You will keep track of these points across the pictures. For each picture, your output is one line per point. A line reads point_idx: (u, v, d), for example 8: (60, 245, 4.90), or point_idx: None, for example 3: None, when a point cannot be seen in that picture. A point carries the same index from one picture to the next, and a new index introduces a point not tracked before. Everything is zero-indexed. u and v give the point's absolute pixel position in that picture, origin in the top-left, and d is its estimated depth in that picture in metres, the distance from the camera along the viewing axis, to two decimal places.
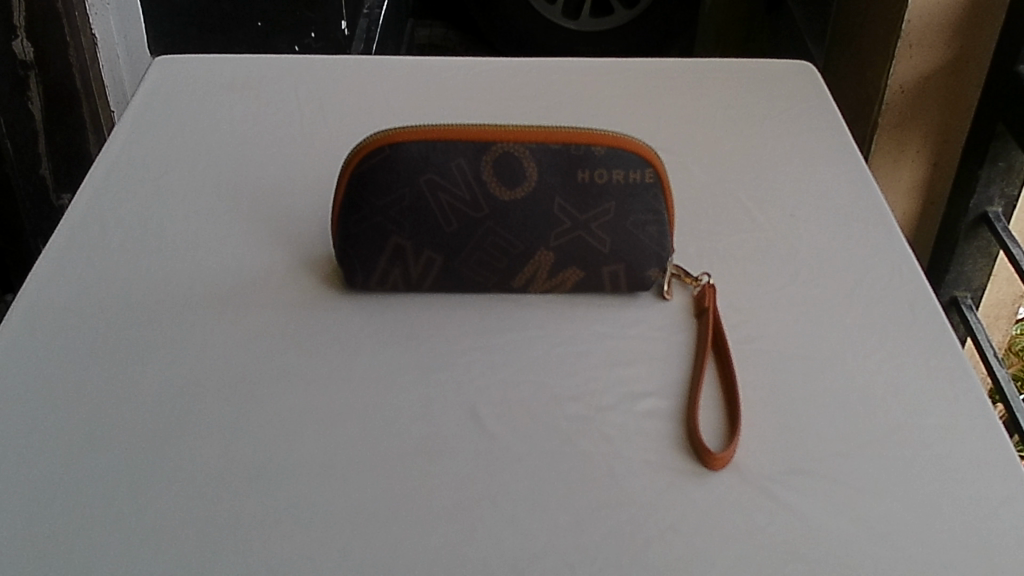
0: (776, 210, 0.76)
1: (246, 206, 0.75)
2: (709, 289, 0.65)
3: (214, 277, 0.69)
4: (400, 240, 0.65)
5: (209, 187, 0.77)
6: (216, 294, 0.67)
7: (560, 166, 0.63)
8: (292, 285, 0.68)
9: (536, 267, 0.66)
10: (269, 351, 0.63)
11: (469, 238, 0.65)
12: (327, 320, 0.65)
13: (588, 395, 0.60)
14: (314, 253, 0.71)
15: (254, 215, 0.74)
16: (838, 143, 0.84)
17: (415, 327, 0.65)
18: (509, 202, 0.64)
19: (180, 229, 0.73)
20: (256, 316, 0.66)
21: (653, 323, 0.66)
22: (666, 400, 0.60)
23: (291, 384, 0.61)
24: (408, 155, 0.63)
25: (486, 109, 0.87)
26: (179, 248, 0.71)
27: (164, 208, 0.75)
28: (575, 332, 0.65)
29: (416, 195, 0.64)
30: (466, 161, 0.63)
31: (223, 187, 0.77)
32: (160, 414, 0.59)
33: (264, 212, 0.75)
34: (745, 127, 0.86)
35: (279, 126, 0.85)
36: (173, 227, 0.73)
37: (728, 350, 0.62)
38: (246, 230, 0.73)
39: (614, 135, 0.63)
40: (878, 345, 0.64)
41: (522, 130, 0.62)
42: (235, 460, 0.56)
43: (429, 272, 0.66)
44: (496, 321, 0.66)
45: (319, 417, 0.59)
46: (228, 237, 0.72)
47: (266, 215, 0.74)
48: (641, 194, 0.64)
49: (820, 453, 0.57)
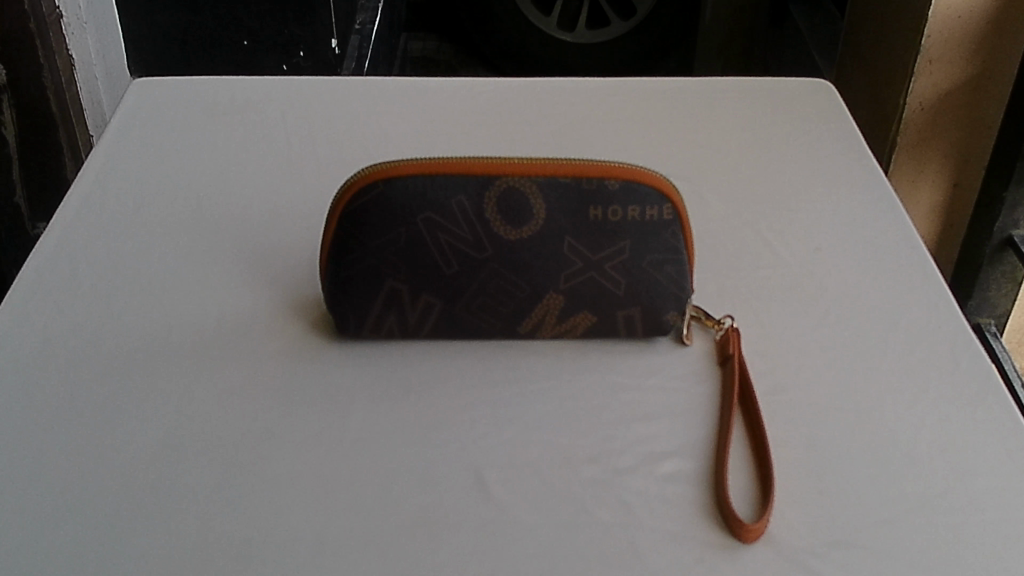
0: (800, 242, 0.70)
1: (228, 242, 0.70)
2: (734, 334, 0.60)
3: (195, 321, 0.63)
4: (396, 284, 0.59)
5: (190, 220, 0.72)
6: (198, 339, 0.62)
7: (571, 202, 0.58)
8: (278, 330, 0.62)
9: (545, 311, 0.60)
10: (254, 407, 0.57)
11: (471, 282, 0.59)
12: (317, 370, 0.60)
13: (604, 457, 0.55)
14: (302, 294, 0.65)
15: (238, 252, 0.69)
16: (865, 169, 0.79)
17: (414, 378, 0.59)
18: (515, 242, 0.58)
19: (156, 269, 0.67)
20: (239, 366, 0.60)
21: (673, 372, 0.60)
22: (691, 462, 0.54)
23: (277, 445, 0.55)
24: (404, 192, 0.58)
25: (486, 135, 0.82)
26: (158, 289, 0.65)
27: (140, 245, 0.69)
28: (589, 383, 0.59)
29: (412, 235, 0.58)
30: (468, 197, 0.57)
31: (204, 222, 0.72)
32: (132, 482, 0.53)
33: (248, 249, 0.69)
34: (764, 151, 0.81)
35: (266, 155, 0.79)
36: (151, 266, 0.67)
37: (756, 404, 0.57)
38: (229, 271, 0.67)
39: (629, 168, 0.58)
40: (918, 395, 0.59)
41: (528, 163, 0.57)
42: (216, 534, 0.51)
43: (428, 318, 0.60)
44: (501, 371, 0.60)
45: (307, 485, 0.53)
46: (210, 278, 0.66)
47: (250, 253, 0.69)
48: (659, 233, 0.59)
49: (861, 522, 0.51)
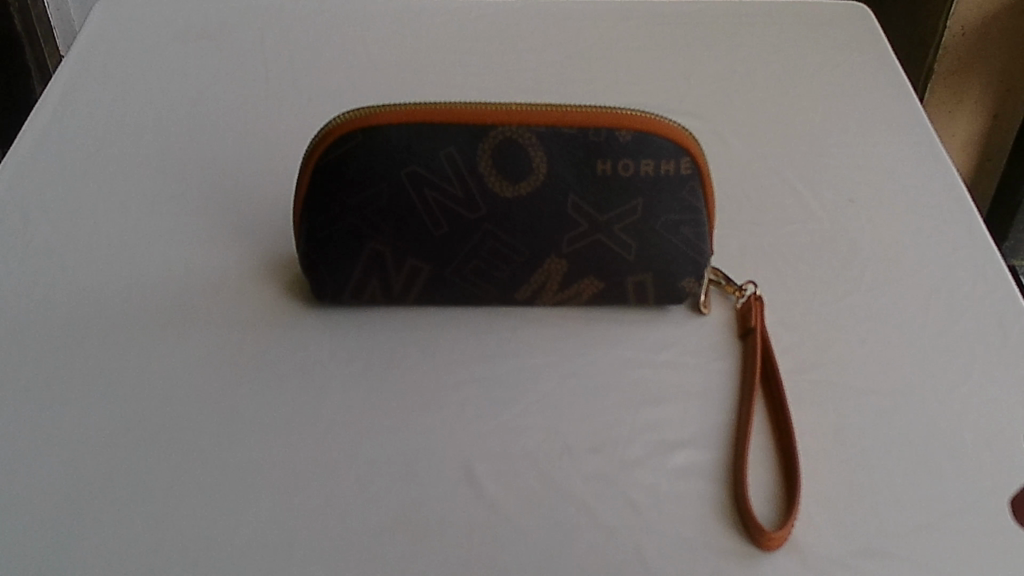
0: (832, 193, 0.63)
1: (198, 187, 0.63)
2: (757, 304, 0.54)
3: (157, 278, 0.56)
4: (378, 247, 0.53)
5: (156, 159, 0.65)
6: (160, 299, 0.55)
7: (576, 155, 0.51)
8: (248, 292, 0.56)
9: (546, 277, 0.54)
10: (218, 381, 0.51)
11: (462, 244, 0.53)
12: (290, 340, 0.53)
13: (610, 447, 0.49)
14: (277, 251, 0.58)
15: (208, 198, 0.62)
16: (905, 108, 0.71)
17: (398, 352, 0.53)
18: (511, 201, 0.51)
19: (115, 216, 0.60)
20: (205, 333, 0.54)
21: (687, 346, 0.54)
22: (707, 454, 0.49)
23: (244, 429, 0.49)
24: (385, 144, 0.51)
25: (485, 67, 0.75)
26: (117, 240, 0.59)
27: (99, 188, 0.62)
28: (595, 359, 0.53)
29: (396, 192, 0.51)
30: (458, 150, 0.51)
31: (172, 161, 0.65)
32: (79, 468, 0.47)
33: (218, 196, 0.62)
34: (792, 87, 0.73)
35: (242, 84, 0.72)
36: (111, 211, 0.61)
37: (781, 386, 0.51)
38: (195, 219, 0.60)
39: (642, 117, 0.51)
40: (962, 375, 0.52)
41: (528, 111, 0.50)
42: (170, 533, 0.45)
43: (414, 283, 0.54)
44: (497, 344, 0.54)
45: (277, 476, 0.47)
46: (176, 228, 0.60)
47: (221, 200, 0.62)
48: (675, 190, 0.52)
49: (899, 526, 0.46)
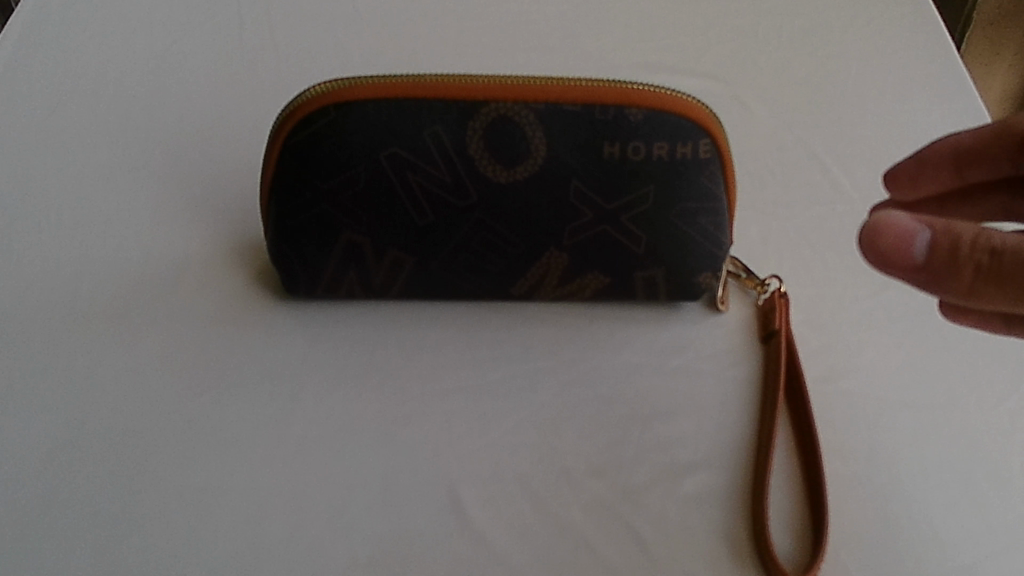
0: (866, 169, 0.57)
1: (162, 150, 0.56)
2: (781, 301, 0.48)
3: (114, 259, 0.50)
4: (355, 237, 0.47)
5: (117, 118, 0.58)
6: (116, 285, 0.49)
7: (579, 136, 0.44)
8: (213, 275, 0.50)
9: (545, 270, 0.48)
10: (177, 380, 0.45)
11: (451, 235, 0.47)
12: (258, 336, 0.48)
13: (616, 468, 0.43)
14: (249, 228, 0.52)
15: (174, 163, 0.55)
16: (945, 72, 0.64)
17: (379, 354, 0.47)
18: (506, 187, 0.45)
19: (69, 183, 0.54)
20: (164, 322, 0.47)
21: (702, 350, 0.48)
22: (723, 475, 0.43)
23: (205, 437, 0.44)
24: (362, 122, 0.44)
25: (485, 17, 0.68)
26: (71, 213, 0.52)
27: (52, 150, 0.56)
28: (600, 363, 0.48)
29: (375, 176, 0.45)
30: (446, 129, 0.44)
31: (135, 120, 0.58)
32: (17, 484, 0.42)
33: (185, 161, 0.56)
34: (821, 46, 0.67)
35: (214, 36, 0.65)
36: (64, 178, 0.54)
37: (807, 398, 0.46)
38: (157, 188, 0.54)
39: (656, 93, 0.44)
40: (1010, 387, 0.47)
41: (525, 85, 0.44)
42: (117, 567, 0.39)
43: (397, 276, 0.48)
44: (490, 345, 0.48)
45: (240, 495, 0.42)
46: (137, 198, 0.53)
47: (188, 167, 0.55)
48: (691, 176, 0.46)
49: (939, 566, 0.40)
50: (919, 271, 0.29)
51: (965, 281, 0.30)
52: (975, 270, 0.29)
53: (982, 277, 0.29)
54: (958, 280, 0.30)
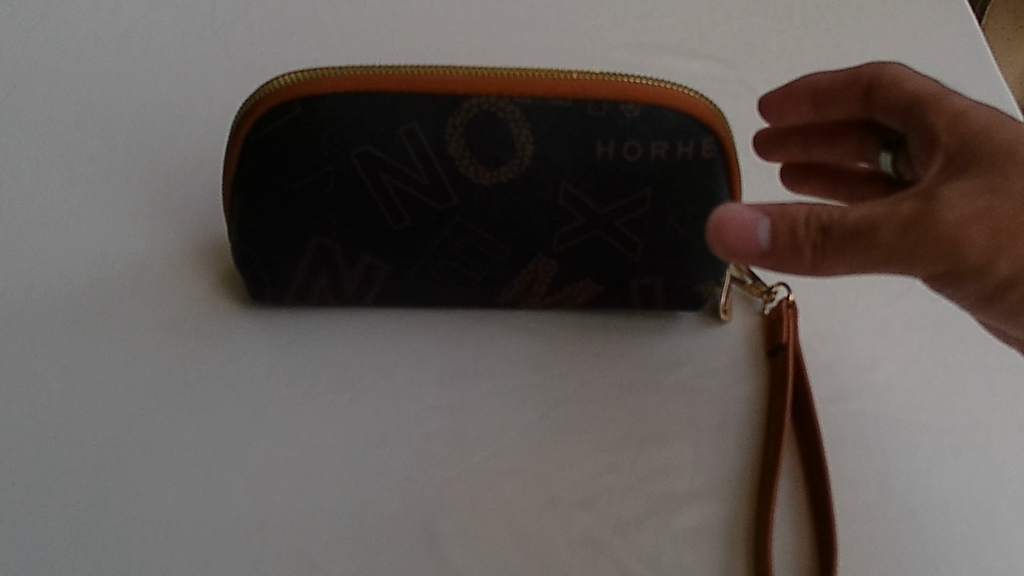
0: None
1: (127, 133, 0.52)
2: (789, 312, 0.44)
3: (68, 250, 0.46)
4: (326, 242, 0.43)
5: (81, 98, 0.54)
6: (69, 279, 0.45)
7: (570, 134, 0.40)
8: (174, 272, 0.46)
9: (533, 278, 0.45)
10: (133, 390, 0.42)
11: (430, 239, 0.43)
12: (222, 344, 0.44)
13: (605, 498, 0.40)
14: (216, 219, 0.48)
15: (140, 148, 0.52)
16: (967, 64, 0.60)
17: (352, 368, 0.44)
18: (489, 190, 0.41)
19: (24, 167, 0.50)
20: (121, 323, 0.44)
21: (702, 365, 0.45)
22: (722, 509, 0.40)
23: (162, 455, 0.40)
24: (331, 119, 0.40)
25: None
26: (25, 199, 0.48)
27: (8, 130, 0.52)
28: (590, 378, 0.44)
29: (345, 178, 0.41)
30: (423, 127, 0.40)
31: (99, 101, 0.54)
32: None
33: (151, 146, 0.52)
34: (836, 29, 0.62)
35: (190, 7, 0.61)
36: (20, 162, 0.50)
37: (815, 423, 0.42)
38: (119, 174, 0.50)
39: (655, 88, 0.40)
40: None
41: (510, 78, 0.39)
42: None
43: (372, 283, 0.45)
44: (472, 357, 0.45)
45: (196, 522, 0.39)
46: (97, 185, 0.49)
47: (154, 151, 0.51)
48: (694, 178, 0.41)
49: None
50: (766, 255, 0.34)
51: (806, 258, 0.34)
52: (812, 248, 0.33)
53: (818, 253, 0.33)
54: (801, 258, 0.34)
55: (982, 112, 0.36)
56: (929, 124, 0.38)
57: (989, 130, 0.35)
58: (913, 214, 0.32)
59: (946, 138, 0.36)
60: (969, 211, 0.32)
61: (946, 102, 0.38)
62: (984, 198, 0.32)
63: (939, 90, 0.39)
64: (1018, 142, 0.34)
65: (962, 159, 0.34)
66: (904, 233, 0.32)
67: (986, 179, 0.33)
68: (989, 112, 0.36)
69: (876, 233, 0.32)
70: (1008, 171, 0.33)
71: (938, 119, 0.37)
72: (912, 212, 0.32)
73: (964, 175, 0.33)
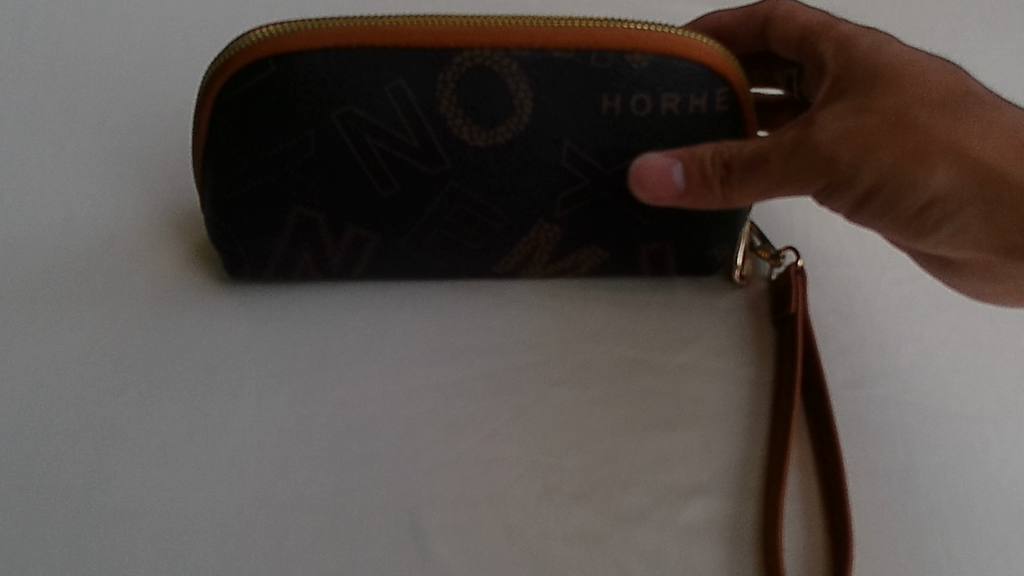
0: None
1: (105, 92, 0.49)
2: (797, 277, 0.41)
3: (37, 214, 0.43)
4: (307, 212, 0.40)
5: (57, 52, 0.51)
6: (38, 244, 0.42)
7: (574, 89, 0.37)
8: (150, 239, 0.43)
9: (534, 245, 0.42)
10: (105, 363, 0.39)
11: (421, 207, 0.40)
12: (200, 316, 0.41)
13: (605, 486, 0.37)
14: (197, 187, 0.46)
15: (119, 108, 0.48)
16: None
17: (338, 342, 0.41)
18: (484, 152, 0.38)
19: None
20: (94, 292, 0.41)
21: (711, 340, 0.42)
22: (730, 500, 0.37)
23: (134, 431, 0.37)
24: (311, 77, 0.36)
25: None
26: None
27: None
28: (592, 353, 0.41)
29: (327, 143, 0.37)
30: (410, 84, 0.36)
31: (75, 56, 0.51)
32: None
33: (131, 106, 0.49)
34: None
35: None
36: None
37: (829, 402, 0.39)
38: (95, 136, 0.47)
39: (664, 36, 0.36)
40: None
41: (505, 28, 0.35)
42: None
43: (360, 255, 0.42)
44: (466, 328, 0.42)
45: (168, 502, 0.36)
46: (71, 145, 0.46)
47: (134, 111, 0.48)
48: (707, 133, 0.38)
49: None
50: (681, 195, 0.36)
51: (716, 192, 0.36)
52: (720, 183, 0.35)
53: (726, 186, 0.36)
54: (710, 194, 0.36)
55: (868, 38, 0.38)
56: (820, 51, 0.40)
57: (866, 54, 0.37)
58: (792, 140, 0.35)
59: (832, 63, 0.38)
60: (839, 130, 0.34)
61: (833, 28, 0.40)
62: (851, 117, 0.34)
63: (830, 20, 0.42)
64: (891, 60, 0.36)
65: (843, 83, 0.37)
66: (790, 159, 0.35)
67: (854, 101, 0.35)
68: (872, 37, 0.38)
69: (767, 163, 0.35)
70: (876, 91, 0.35)
71: (824, 49, 0.40)
72: (792, 139, 0.35)
73: (842, 100, 0.36)
